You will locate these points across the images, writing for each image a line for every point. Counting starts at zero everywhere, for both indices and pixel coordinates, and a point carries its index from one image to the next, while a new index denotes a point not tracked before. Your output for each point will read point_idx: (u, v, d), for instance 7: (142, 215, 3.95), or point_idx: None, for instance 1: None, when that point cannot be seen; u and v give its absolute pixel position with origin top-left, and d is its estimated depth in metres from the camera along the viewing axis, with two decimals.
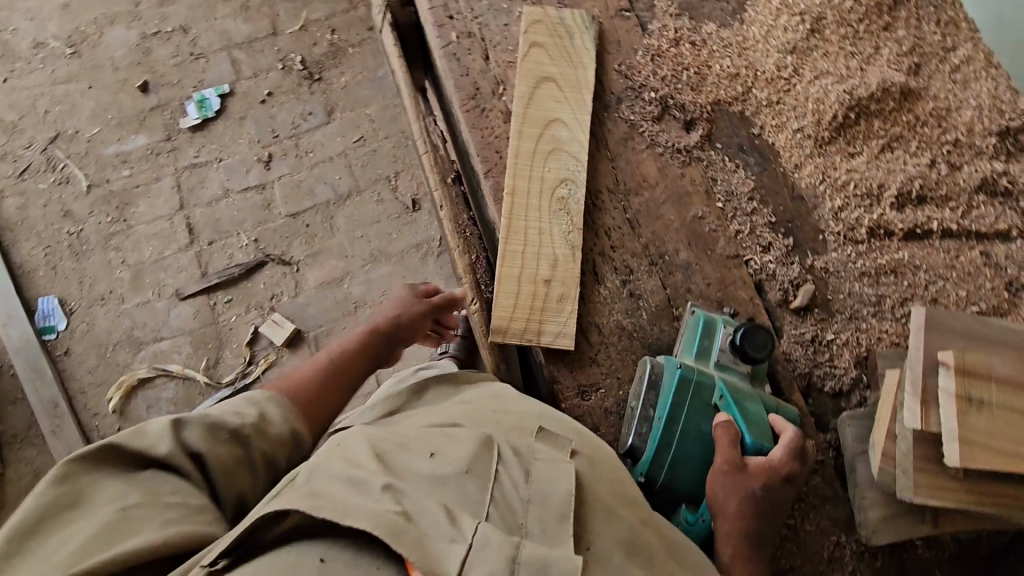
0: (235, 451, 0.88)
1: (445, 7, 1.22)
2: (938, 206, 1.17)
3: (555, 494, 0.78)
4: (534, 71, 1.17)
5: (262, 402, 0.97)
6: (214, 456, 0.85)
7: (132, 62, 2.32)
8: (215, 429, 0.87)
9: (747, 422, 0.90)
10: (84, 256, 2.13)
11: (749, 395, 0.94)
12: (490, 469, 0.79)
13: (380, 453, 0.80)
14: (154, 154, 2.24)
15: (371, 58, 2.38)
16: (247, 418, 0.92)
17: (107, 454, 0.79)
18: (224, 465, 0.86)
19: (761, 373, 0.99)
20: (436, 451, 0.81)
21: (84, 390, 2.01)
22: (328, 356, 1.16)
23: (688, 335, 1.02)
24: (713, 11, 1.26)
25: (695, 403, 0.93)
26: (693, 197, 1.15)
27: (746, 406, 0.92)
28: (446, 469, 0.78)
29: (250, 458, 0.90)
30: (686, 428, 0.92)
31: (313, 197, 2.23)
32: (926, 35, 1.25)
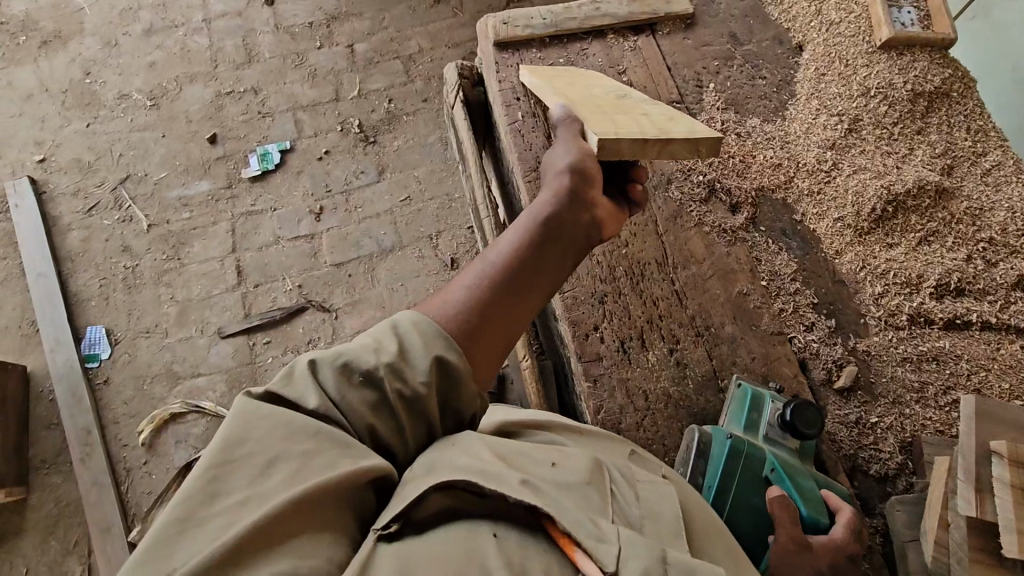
0: (367, 395, 0.72)
1: (513, 88, 1.34)
2: (976, 299, 1.22)
3: (670, 515, 0.75)
4: (542, 69, 1.25)
5: (410, 325, 0.78)
6: (345, 402, 0.71)
7: (205, 116, 2.51)
8: (350, 368, 0.73)
9: (801, 493, 0.96)
10: (136, 290, 2.23)
11: (800, 469, 1.00)
12: (608, 483, 0.76)
13: (501, 449, 0.76)
14: (214, 200, 2.38)
15: (423, 126, 2.56)
16: (387, 351, 0.75)
17: (264, 408, 0.67)
18: (364, 410, 0.72)
19: (809, 447, 1.05)
20: (556, 459, 0.77)
21: (116, 421, 2.05)
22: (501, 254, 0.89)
23: (734, 406, 1.07)
24: (756, 107, 1.37)
25: (746, 475, 0.99)
26: (738, 275, 1.21)
27: (799, 478, 0.98)
28: (574, 473, 0.74)
29: (387, 403, 0.74)
30: (736, 497, 0.98)
31: (358, 249, 2.34)
32: (957, 140, 1.34)
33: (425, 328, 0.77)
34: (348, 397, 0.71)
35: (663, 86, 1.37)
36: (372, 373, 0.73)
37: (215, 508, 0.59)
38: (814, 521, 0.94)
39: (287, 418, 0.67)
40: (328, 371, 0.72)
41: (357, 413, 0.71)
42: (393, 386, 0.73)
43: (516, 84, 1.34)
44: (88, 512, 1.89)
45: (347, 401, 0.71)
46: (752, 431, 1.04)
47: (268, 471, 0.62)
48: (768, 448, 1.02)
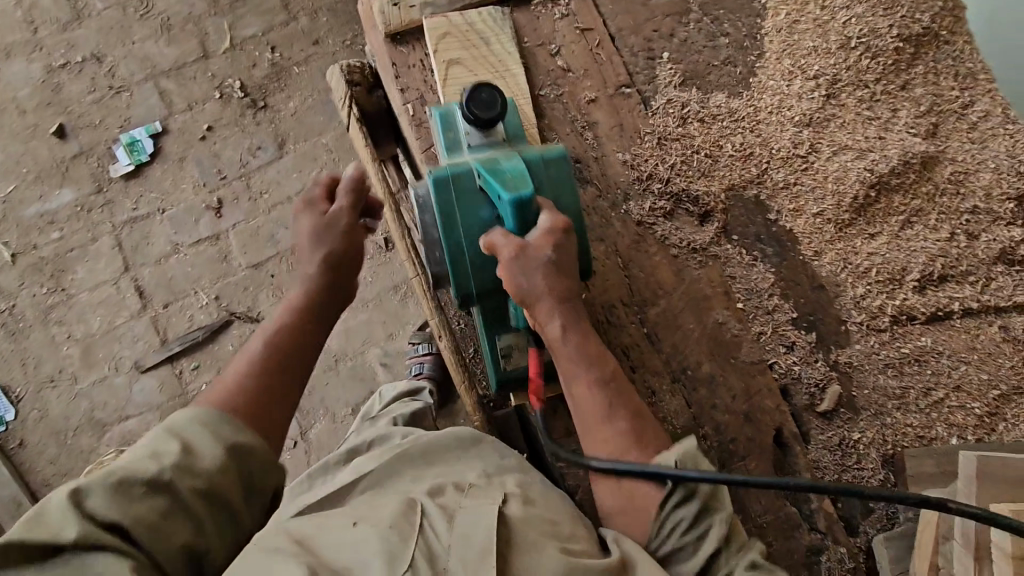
0: (157, 504, 0.65)
1: (421, 99, 1.05)
2: (958, 284, 1.11)
3: (478, 529, 0.69)
4: (461, 95, 1.03)
5: (186, 424, 0.73)
6: (133, 521, 0.63)
7: (41, 102, 2.01)
8: (128, 483, 0.65)
9: (497, 179, 0.85)
10: (23, 334, 1.92)
11: (502, 158, 0.90)
12: (412, 523, 0.70)
13: (301, 536, 0.71)
14: (85, 210, 1.99)
15: (320, 78, 2.12)
16: (166, 454, 0.69)
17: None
18: (155, 520, 0.65)
19: (515, 132, 0.96)
20: (357, 519, 0.72)
21: (47, 484, 1.86)
22: (283, 316, 0.92)
23: (437, 138, 0.97)
24: (719, 78, 1.14)
25: (463, 196, 0.90)
26: (712, 300, 1.07)
27: (498, 167, 0.88)
28: (371, 528, 0.69)
29: (183, 507, 0.67)
30: (466, 227, 0.90)
31: (274, 244, 2.03)
32: (943, 89, 1.16)
33: (208, 419, 0.73)
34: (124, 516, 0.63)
35: (607, 67, 1.11)
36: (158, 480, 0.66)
37: None
38: (518, 202, 0.83)
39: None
40: (97, 496, 0.63)
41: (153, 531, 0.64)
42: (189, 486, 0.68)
43: (423, 90, 1.05)
44: None
45: (134, 515, 0.63)
46: (455, 152, 0.94)
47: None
48: (472, 158, 0.92)
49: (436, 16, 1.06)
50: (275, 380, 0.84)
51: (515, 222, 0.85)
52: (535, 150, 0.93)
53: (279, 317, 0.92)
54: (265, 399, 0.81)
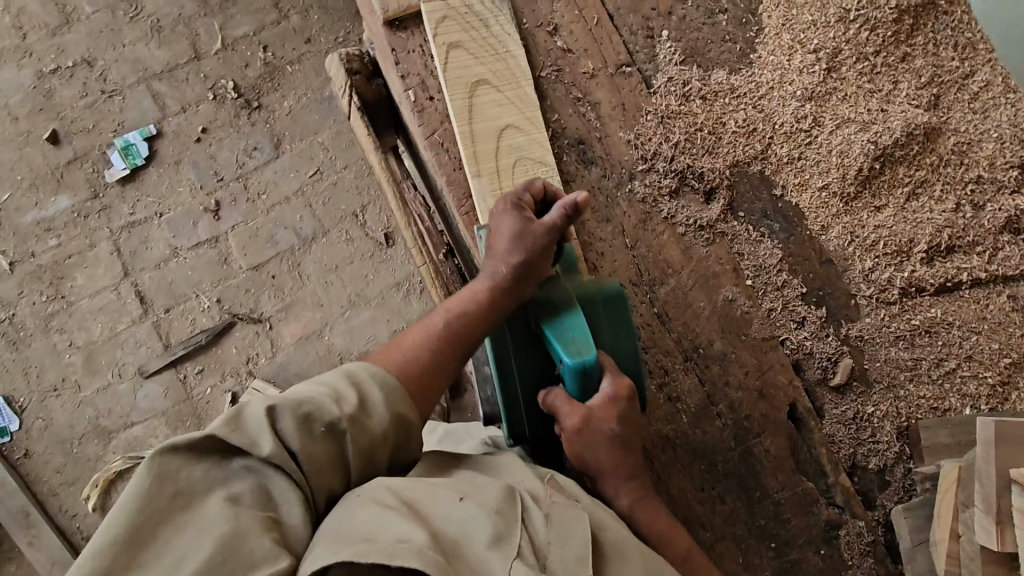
0: (327, 446, 0.70)
1: (422, 84, 1.04)
2: (966, 255, 1.11)
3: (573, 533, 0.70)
4: (462, 78, 1.03)
5: (365, 375, 0.75)
6: (305, 454, 0.68)
7: (32, 109, 1.99)
8: (312, 419, 0.69)
9: (560, 340, 0.83)
10: (24, 344, 1.91)
11: (558, 299, 0.88)
12: (516, 512, 0.69)
13: (408, 494, 0.68)
14: (82, 217, 1.97)
15: (314, 75, 2.10)
16: (348, 401, 0.72)
17: (189, 461, 0.64)
18: (326, 461, 0.69)
19: (570, 264, 0.95)
20: (465, 493, 0.70)
21: (55, 493, 1.85)
22: (445, 314, 0.85)
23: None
24: (720, 54, 1.13)
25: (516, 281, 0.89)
26: (721, 278, 1.06)
27: (559, 322, 0.85)
28: (480, 507, 0.68)
29: (346, 456, 0.71)
30: (522, 375, 0.93)
31: (275, 244, 2.02)
32: (944, 60, 1.16)
33: (384, 382, 0.75)
34: (304, 449, 0.68)
35: (607, 47, 1.10)
36: (334, 424, 0.70)
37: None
38: (580, 367, 0.82)
39: (208, 471, 0.64)
40: (286, 420, 0.68)
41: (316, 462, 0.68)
42: (359, 442, 0.71)
43: (423, 75, 1.04)
44: None
45: (309, 453, 0.68)
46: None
47: (177, 528, 0.60)
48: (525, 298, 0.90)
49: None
50: (440, 359, 0.82)
51: (575, 384, 0.84)
52: (592, 290, 0.93)
53: (438, 316, 0.85)
54: (421, 382, 0.80)
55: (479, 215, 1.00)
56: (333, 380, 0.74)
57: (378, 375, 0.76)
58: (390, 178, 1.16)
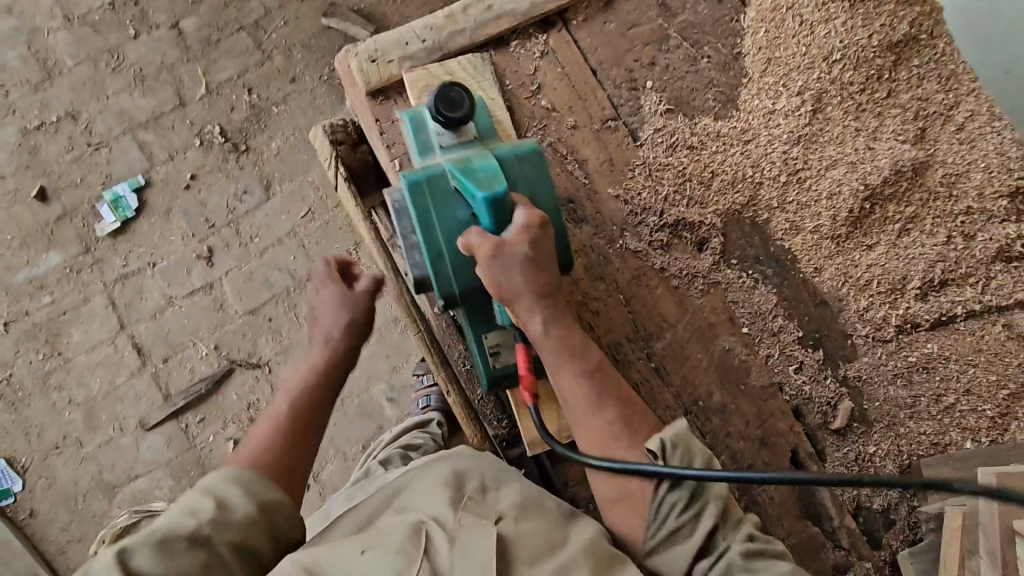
0: (196, 555, 0.73)
1: (408, 154, 1.04)
2: (959, 287, 1.11)
3: (475, 553, 0.73)
4: None
5: (220, 482, 0.81)
6: (172, 572, 0.71)
7: (19, 165, 1.99)
8: (168, 540, 0.73)
9: (472, 178, 0.86)
10: (23, 403, 1.90)
11: (474, 157, 0.91)
12: (418, 547, 0.74)
13: (311, 562, 0.74)
14: (75, 272, 1.97)
15: (301, 115, 2.10)
16: (203, 511, 0.77)
17: None
18: (194, 570, 0.72)
19: (487, 130, 0.97)
20: (366, 545, 0.75)
21: (62, 552, 1.84)
22: (289, 394, 0.99)
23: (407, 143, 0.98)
24: (704, 102, 1.14)
25: (440, 189, 0.90)
26: (717, 328, 1.07)
27: (471, 166, 0.89)
28: (380, 556, 0.73)
29: (219, 557, 0.75)
30: (444, 227, 0.91)
31: (270, 288, 2.01)
32: (929, 94, 1.17)
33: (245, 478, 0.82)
34: (164, 569, 0.71)
35: (592, 102, 1.11)
36: (195, 536, 0.74)
37: None
38: (493, 199, 0.85)
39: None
40: (141, 554, 0.71)
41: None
42: (224, 539, 0.76)
43: (409, 144, 1.04)
44: None
45: (174, 569, 0.72)
46: (427, 155, 0.95)
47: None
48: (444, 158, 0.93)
49: (415, 68, 1.05)
50: (295, 444, 0.92)
51: (488, 214, 0.86)
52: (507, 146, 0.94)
53: (282, 397, 0.98)
54: (284, 461, 0.89)
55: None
56: (188, 500, 0.79)
57: (244, 474, 0.82)
58: (383, 248, 1.14)
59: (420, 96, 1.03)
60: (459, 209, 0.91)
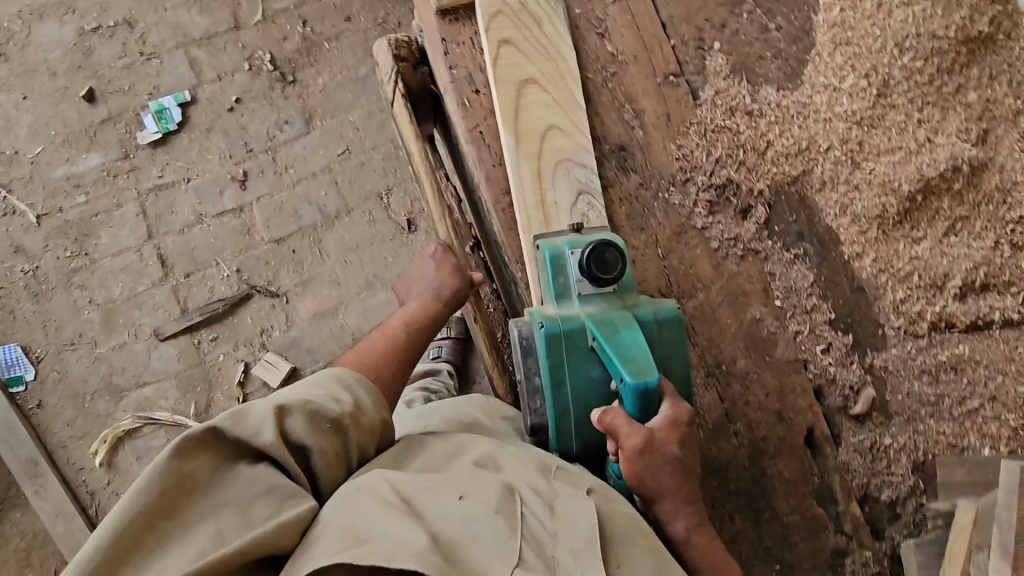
0: (334, 442, 0.78)
1: (468, 78, 1.05)
2: (1000, 294, 1.09)
3: (578, 525, 0.74)
4: (512, 76, 1.02)
5: (351, 383, 0.84)
6: (318, 448, 0.76)
7: (71, 65, 2.01)
8: (318, 415, 0.78)
9: (621, 357, 0.83)
10: (45, 296, 1.93)
11: (617, 318, 0.88)
12: (515, 511, 0.74)
13: (407, 492, 0.73)
14: (111, 176, 1.99)
15: (351, 54, 2.10)
16: (345, 402, 0.81)
17: (195, 453, 0.69)
18: (328, 453, 0.77)
19: (628, 284, 0.94)
20: (464, 492, 0.74)
21: (64, 445, 1.87)
22: (403, 323, 1.02)
23: (543, 281, 0.95)
24: (769, 71, 1.12)
25: (573, 355, 0.89)
26: (751, 296, 1.07)
27: (617, 336, 0.85)
28: (478, 510, 0.72)
29: (347, 450, 0.80)
30: (575, 395, 0.89)
31: (298, 220, 2.02)
32: (997, 95, 1.13)
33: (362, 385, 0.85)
34: (312, 442, 0.75)
35: (657, 54, 1.10)
36: (339, 421, 0.79)
37: (160, 549, 0.63)
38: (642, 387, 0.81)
39: (220, 462, 0.71)
40: (297, 417, 0.76)
41: (326, 457, 0.77)
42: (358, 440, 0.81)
43: (470, 69, 1.05)
44: (59, 544, 1.77)
45: (318, 443, 0.76)
46: (564, 300, 0.92)
47: (198, 506, 0.67)
48: (584, 312, 0.90)
49: None
50: (394, 357, 0.96)
51: (635, 406, 0.83)
52: (648, 306, 0.91)
53: (398, 324, 1.01)
54: (384, 375, 0.93)
55: (516, 214, 1.01)
56: (329, 385, 0.83)
57: (362, 380, 0.86)
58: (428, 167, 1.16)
59: (489, 18, 1.03)
60: (593, 375, 0.89)
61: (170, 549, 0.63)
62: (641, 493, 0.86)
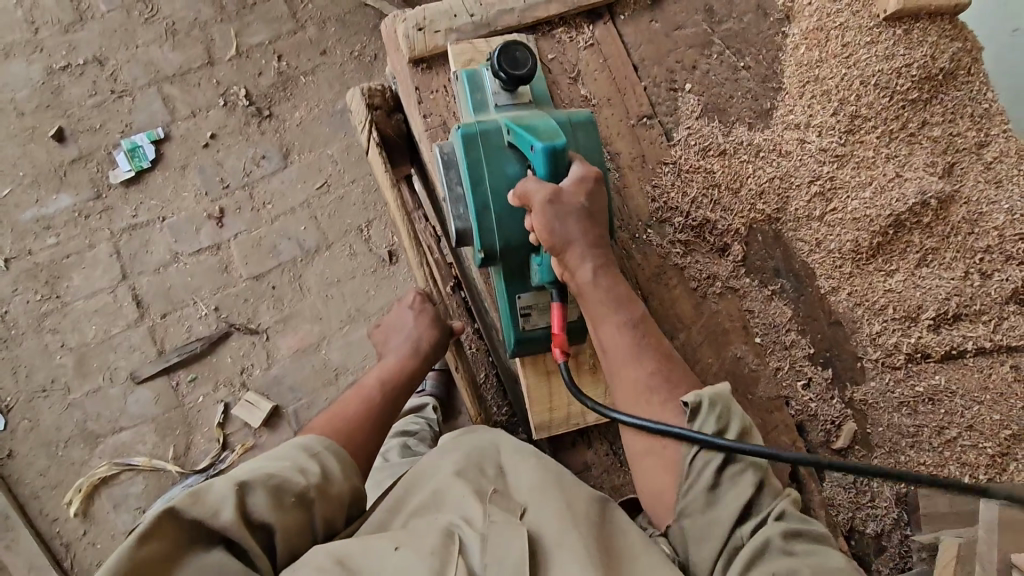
0: (299, 516, 0.76)
1: (444, 125, 1.05)
2: (972, 323, 1.11)
3: (509, 553, 0.71)
4: None
5: (320, 453, 0.83)
6: (281, 525, 0.74)
7: (39, 104, 1.97)
8: (281, 490, 0.75)
9: (531, 131, 0.86)
10: (15, 342, 1.88)
11: (533, 116, 0.92)
12: (453, 551, 0.71)
13: (345, 550, 0.71)
14: (83, 216, 1.95)
15: (327, 88, 2.09)
16: (311, 472, 0.79)
17: (148, 540, 0.67)
18: (291, 529, 0.75)
19: (542, 96, 0.99)
20: (401, 542, 0.72)
21: (37, 496, 1.81)
22: (378, 383, 1.00)
23: (462, 99, 0.99)
24: (741, 111, 1.14)
25: (489, 148, 0.91)
26: (731, 334, 1.08)
27: (530, 123, 0.89)
28: (413, 557, 0.69)
29: (311, 523, 0.77)
30: (494, 186, 0.91)
31: (277, 256, 2.00)
32: (960, 130, 1.16)
33: (337, 453, 0.84)
34: (273, 520, 0.73)
35: (631, 97, 1.12)
36: (304, 495, 0.77)
37: None
38: (551, 149, 0.84)
39: (177, 543, 0.69)
40: (257, 494, 0.74)
41: (287, 532, 0.74)
42: (325, 511, 0.78)
43: (446, 117, 1.05)
44: None
45: (279, 519, 0.74)
46: (483, 111, 0.96)
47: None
48: (500, 115, 0.94)
49: (461, 41, 1.05)
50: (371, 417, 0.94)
51: (545, 167, 0.85)
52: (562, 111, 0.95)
53: (371, 387, 0.99)
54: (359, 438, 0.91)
55: None
56: (294, 456, 0.81)
57: (330, 446, 0.85)
58: (404, 214, 1.15)
59: (460, 64, 1.02)
60: (509, 166, 0.91)
61: None
62: (562, 260, 0.86)
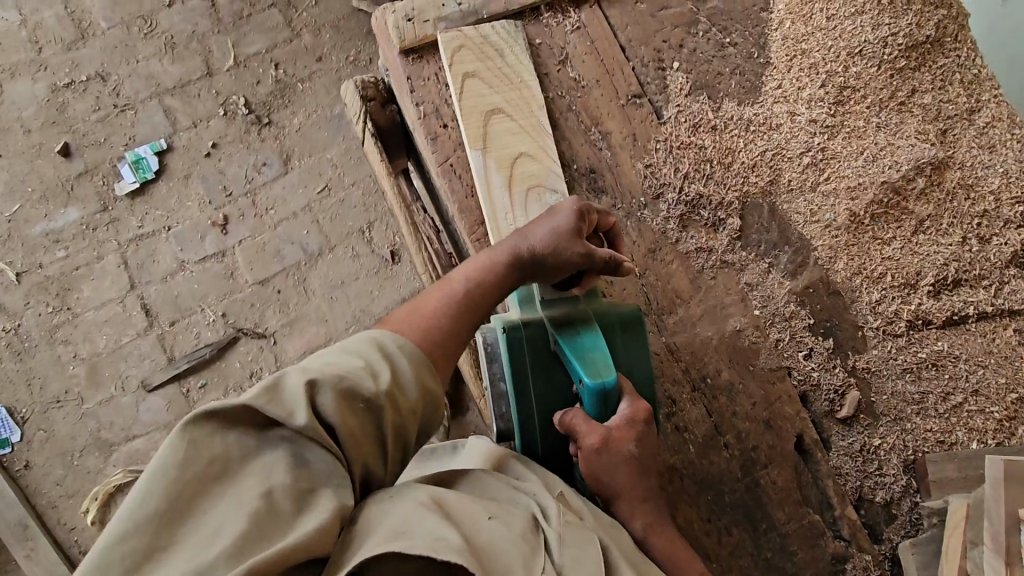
0: (366, 423, 0.69)
1: (436, 113, 1.07)
2: (972, 288, 1.11)
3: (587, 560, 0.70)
4: (478, 107, 1.05)
5: (397, 348, 0.73)
6: (347, 430, 0.67)
7: (45, 121, 2.02)
8: (352, 394, 0.68)
9: (580, 360, 0.84)
10: (29, 355, 1.91)
11: (580, 322, 0.90)
12: (536, 539, 0.71)
13: (446, 500, 0.70)
14: (91, 229, 1.99)
15: (324, 93, 2.13)
16: (382, 376, 0.70)
17: (228, 429, 0.63)
18: (359, 438, 0.68)
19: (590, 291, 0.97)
20: (493, 513, 0.71)
21: (54, 505, 1.83)
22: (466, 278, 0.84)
23: None
24: (729, 86, 1.15)
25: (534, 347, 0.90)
26: (730, 308, 1.08)
27: (577, 339, 0.87)
28: (507, 529, 0.69)
29: (379, 436, 0.71)
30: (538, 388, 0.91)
31: (281, 260, 2.02)
32: (949, 97, 1.16)
33: (413, 353, 0.74)
34: (339, 423, 0.66)
35: (619, 77, 1.13)
36: (374, 402, 0.69)
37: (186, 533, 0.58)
38: (600, 388, 0.83)
39: (253, 438, 0.64)
40: (326, 393, 0.66)
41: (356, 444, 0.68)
42: (393, 422, 0.71)
43: (438, 103, 1.07)
44: None
45: (348, 428, 0.67)
46: (528, 308, 0.94)
47: (234, 486, 0.61)
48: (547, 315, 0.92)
49: (450, 30, 1.07)
50: None
51: (593, 405, 0.84)
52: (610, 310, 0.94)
53: (460, 278, 0.84)
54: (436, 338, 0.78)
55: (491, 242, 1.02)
56: (371, 354, 0.72)
57: (403, 347, 0.74)
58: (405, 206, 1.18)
59: (449, 50, 1.06)
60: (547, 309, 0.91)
61: (196, 533, 0.58)
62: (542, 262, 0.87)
